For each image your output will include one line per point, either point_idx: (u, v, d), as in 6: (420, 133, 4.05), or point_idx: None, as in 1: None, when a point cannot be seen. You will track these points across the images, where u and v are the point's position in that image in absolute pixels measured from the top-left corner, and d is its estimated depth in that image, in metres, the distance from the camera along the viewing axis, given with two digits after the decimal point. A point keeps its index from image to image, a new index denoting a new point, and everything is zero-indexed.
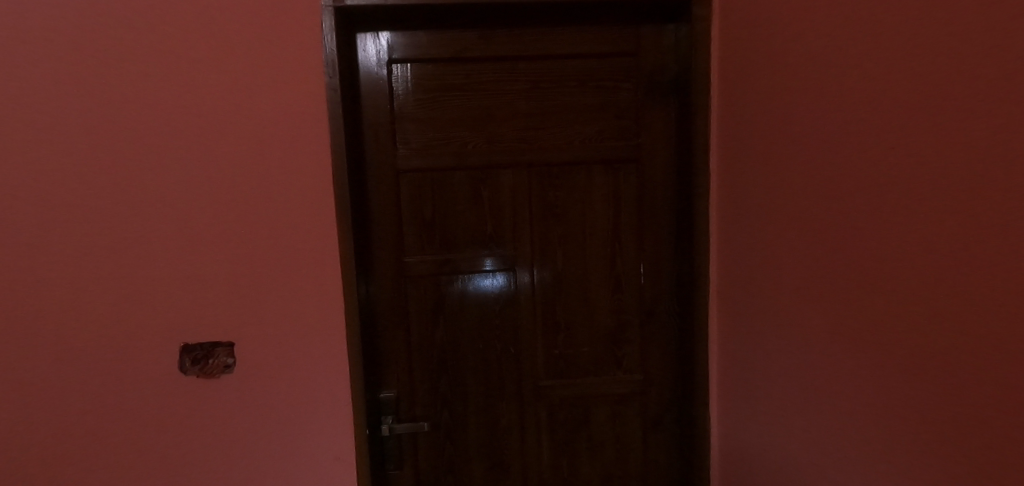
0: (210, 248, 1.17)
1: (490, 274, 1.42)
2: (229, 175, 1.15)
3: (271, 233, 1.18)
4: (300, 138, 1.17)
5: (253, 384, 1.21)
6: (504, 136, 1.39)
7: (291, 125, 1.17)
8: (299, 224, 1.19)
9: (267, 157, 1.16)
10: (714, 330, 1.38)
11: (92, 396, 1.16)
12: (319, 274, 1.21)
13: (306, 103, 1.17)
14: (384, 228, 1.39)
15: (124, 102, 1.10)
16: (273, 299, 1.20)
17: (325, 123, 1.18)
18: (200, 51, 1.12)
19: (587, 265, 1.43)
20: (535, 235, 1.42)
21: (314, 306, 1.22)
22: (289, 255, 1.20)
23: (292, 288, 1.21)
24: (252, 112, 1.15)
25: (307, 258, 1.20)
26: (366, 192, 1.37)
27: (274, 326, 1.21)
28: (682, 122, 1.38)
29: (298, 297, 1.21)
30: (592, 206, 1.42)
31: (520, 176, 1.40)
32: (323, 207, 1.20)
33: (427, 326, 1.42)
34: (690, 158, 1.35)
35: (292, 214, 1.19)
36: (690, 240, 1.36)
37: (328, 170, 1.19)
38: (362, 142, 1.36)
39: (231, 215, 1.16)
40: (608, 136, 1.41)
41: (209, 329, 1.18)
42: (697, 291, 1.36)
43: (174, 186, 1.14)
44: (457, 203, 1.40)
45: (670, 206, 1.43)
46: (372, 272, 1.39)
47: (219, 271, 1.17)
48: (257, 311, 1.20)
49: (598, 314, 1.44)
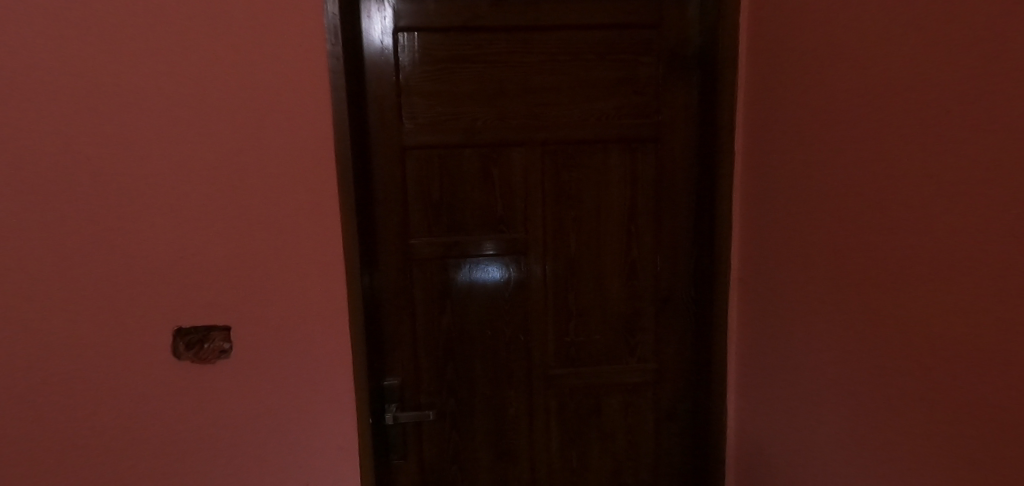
0: (205, 227, 1.09)
1: (499, 258, 1.35)
2: (223, 147, 1.07)
3: (269, 212, 1.11)
4: (298, 109, 1.09)
5: (251, 370, 1.15)
6: (516, 111, 1.31)
7: (289, 93, 1.08)
8: (298, 200, 1.12)
9: (264, 131, 1.08)
10: (734, 319, 1.32)
11: (80, 381, 1.09)
12: (320, 257, 1.14)
13: (305, 72, 1.08)
14: (387, 208, 1.31)
15: (108, 69, 1.01)
16: (272, 282, 1.13)
17: (327, 95, 1.10)
18: (192, 14, 1.03)
19: (601, 249, 1.37)
20: (548, 218, 1.35)
21: (315, 291, 1.15)
22: (287, 234, 1.12)
23: (290, 269, 1.14)
24: (248, 82, 1.06)
25: (306, 237, 1.13)
26: (370, 170, 1.29)
27: (272, 309, 1.14)
28: (706, 99, 1.30)
29: (296, 278, 1.14)
30: (608, 187, 1.35)
31: (533, 154, 1.33)
32: (322, 184, 1.12)
33: (433, 311, 1.36)
34: (712, 136, 1.28)
35: (289, 190, 1.11)
36: (712, 224, 1.30)
37: (328, 147, 1.11)
38: (366, 116, 1.28)
39: (226, 191, 1.09)
40: (626, 114, 1.33)
41: (203, 311, 1.11)
42: (716, 277, 1.30)
43: (164, 159, 1.05)
44: (466, 182, 1.32)
45: (690, 188, 1.36)
46: (376, 255, 1.32)
47: (213, 250, 1.10)
48: (254, 293, 1.13)
49: (612, 301, 1.38)
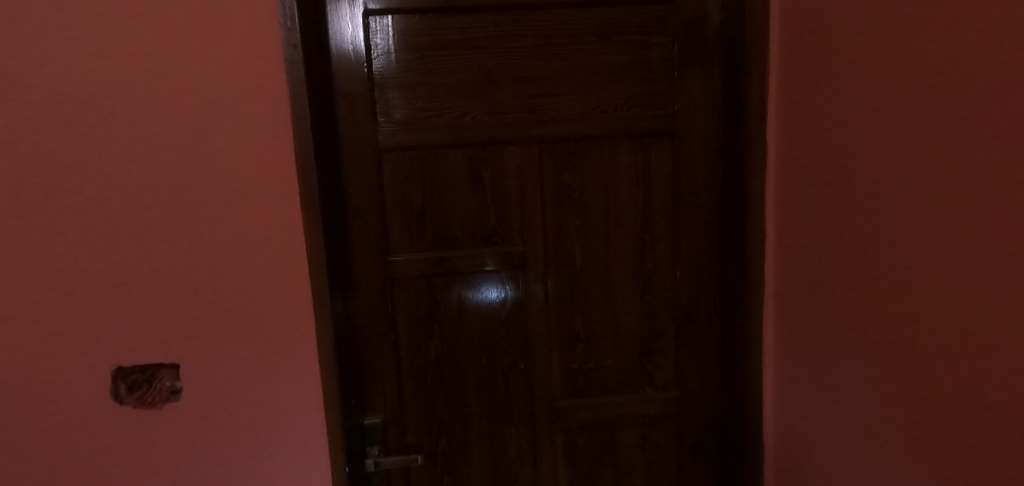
0: (149, 250, 0.96)
1: (494, 275, 1.17)
2: (169, 154, 0.94)
3: (222, 232, 0.98)
4: (251, 107, 0.95)
5: (211, 407, 1.03)
6: (509, 105, 1.13)
7: (241, 90, 0.95)
8: (256, 212, 0.98)
9: (213, 141, 0.95)
10: (769, 340, 1.13)
11: (21, 422, 0.98)
12: (281, 281, 1.01)
13: (256, 72, 0.95)
14: (362, 220, 1.14)
15: (31, 74, 0.88)
16: (228, 310, 1.01)
17: (283, 95, 0.96)
18: (124, 8, 0.89)
19: (611, 262, 1.18)
20: (549, 227, 1.17)
21: (277, 319, 1.02)
22: (246, 250, 0.99)
23: (252, 289, 1.00)
24: (193, 85, 0.93)
25: (267, 254, 1.00)
26: (341, 177, 1.12)
27: (232, 335, 1.02)
28: (730, 84, 1.11)
29: (258, 299, 1.01)
30: (617, 190, 1.17)
31: (529, 154, 1.15)
32: (281, 198, 0.99)
33: (419, 338, 1.18)
34: (739, 128, 1.09)
35: (246, 201, 0.98)
36: (741, 230, 1.11)
37: (287, 156, 0.98)
38: (335, 115, 1.10)
39: (175, 204, 0.96)
40: (637, 104, 1.15)
41: (155, 339, 0.99)
42: (747, 292, 1.11)
43: (98, 174, 0.93)
44: (453, 188, 1.15)
45: (714, 188, 1.17)
46: (352, 276, 1.14)
47: (164, 271, 0.98)
48: (213, 317, 1.00)
49: (624, 321, 1.20)
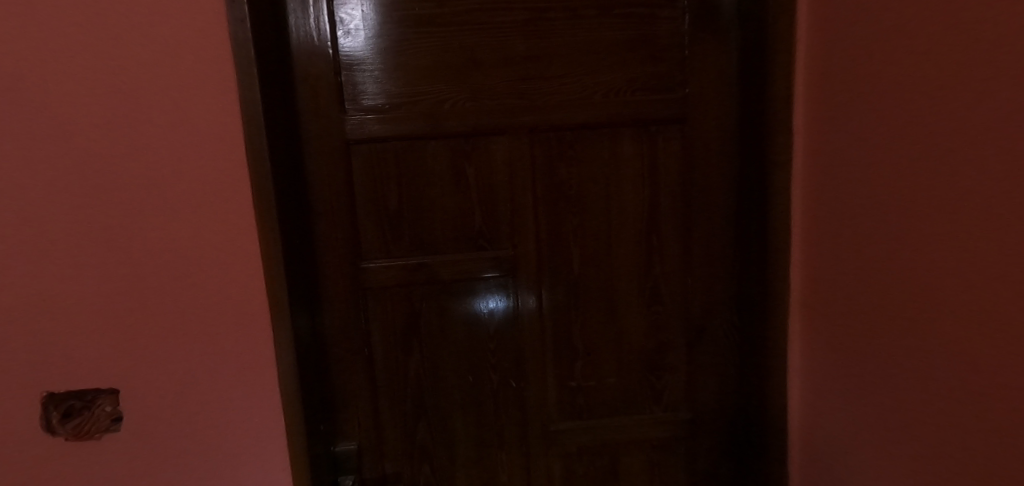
0: (75, 262, 0.83)
1: (480, 284, 1.04)
2: (96, 149, 0.80)
3: (161, 241, 0.84)
4: (192, 94, 0.81)
5: (153, 441, 0.89)
6: (495, 89, 0.99)
7: (179, 72, 0.80)
8: (202, 215, 0.84)
9: (146, 134, 0.81)
10: (794, 359, 0.97)
11: None
12: (232, 296, 0.87)
13: (193, 53, 0.80)
14: (329, 223, 1.00)
15: None
16: (171, 330, 0.87)
17: (226, 80, 0.82)
18: None
19: (613, 267, 1.05)
20: (542, 229, 1.03)
21: (229, 340, 0.89)
22: (192, 260, 0.85)
23: (199, 305, 0.87)
24: (120, 68, 0.79)
25: (214, 265, 0.86)
26: (303, 174, 0.98)
27: (179, 358, 0.88)
28: (750, 61, 0.96)
29: (207, 317, 0.87)
30: (619, 186, 1.03)
31: (519, 146, 1.01)
32: (228, 200, 0.85)
33: (396, 355, 1.04)
34: (761, 111, 0.93)
35: (189, 203, 0.84)
36: (764, 231, 0.95)
37: (234, 151, 0.84)
38: (295, 103, 0.97)
39: (104, 207, 0.82)
40: (642, 87, 1.00)
41: (85, 364, 0.85)
42: (770, 304, 0.96)
43: (11, 174, 0.79)
44: (432, 185, 1.01)
45: (730, 183, 1.02)
46: (319, 286, 1.01)
47: (96, 287, 0.84)
48: (155, 338, 0.87)
49: (628, 334, 1.06)
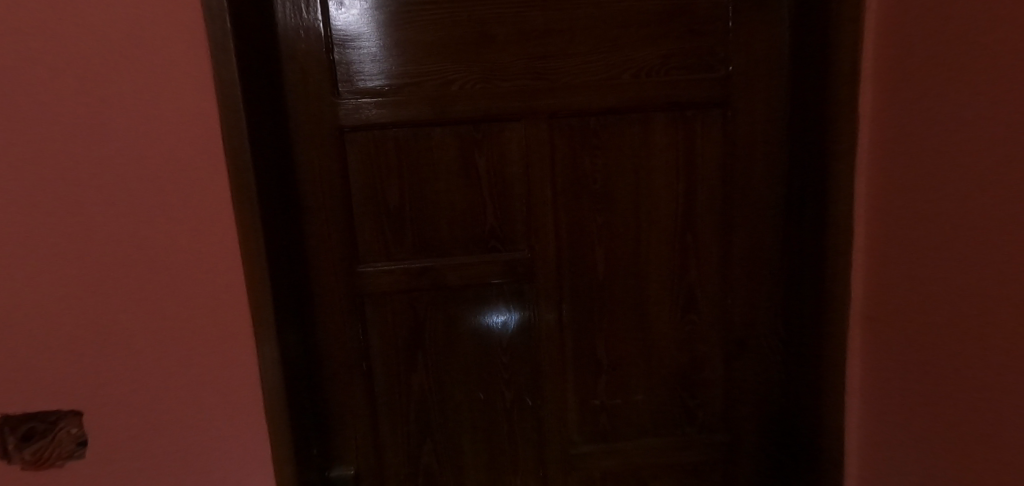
0: (22, 274, 0.71)
1: (492, 290, 0.92)
2: (38, 140, 0.67)
3: (121, 249, 0.71)
4: (150, 72, 0.68)
5: (121, 475, 0.78)
6: (510, 68, 0.87)
7: (135, 47, 0.67)
8: (169, 217, 0.72)
9: (99, 124, 0.68)
10: (854, 381, 0.84)
11: None
12: (207, 312, 0.75)
13: (151, 25, 0.67)
14: (321, 222, 0.88)
15: None
16: (137, 351, 0.75)
17: (192, 57, 0.68)
18: None
19: (642, 272, 0.92)
20: (563, 227, 0.91)
21: (205, 362, 0.76)
22: (158, 270, 0.73)
23: (168, 321, 0.74)
24: (63, 44, 0.66)
25: (186, 277, 0.73)
26: (290, 166, 0.86)
27: (146, 382, 0.76)
28: (804, 34, 0.82)
29: (178, 334, 0.75)
30: (650, 178, 0.90)
31: (537, 133, 0.88)
32: (198, 201, 0.72)
33: (399, 370, 0.93)
34: (820, 93, 0.80)
35: (154, 202, 0.71)
36: (822, 233, 0.82)
37: (203, 143, 0.70)
38: (280, 85, 0.84)
39: (54, 209, 0.69)
40: (678, 67, 0.87)
41: (39, 391, 0.74)
42: (827, 317, 0.82)
43: None
44: (438, 178, 0.89)
45: (778, 176, 0.89)
46: (312, 294, 0.90)
47: (47, 300, 0.72)
48: (117, 359, 0.74)
49: (659, 346, 0.94)
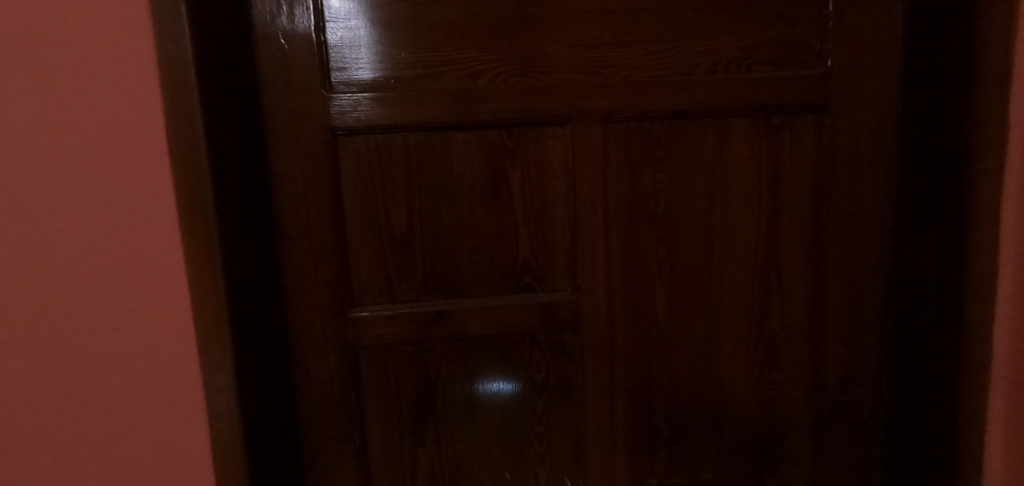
0: None
1: (523, 341, 0.72)
2: None
3: (46, 278, 0.54)
4: (78, 62, 0.52)
5: None
6: (554, 57, 0.68)
7: (58, 30, 0.51)
8: (103, 245, 0.54)
9: (22, 111, 0.52)
10: (994, 463, 0.64)
11: None
12: (154, 363, 0.57)
13: None
14: (302, 252, 0.69)
15: None
16: (61, 414, 0.56)
17: (147, 29, 0.53)
18: None
19: (712, 317, 0.73)
20: (615, 261, 0.71)
21: (150, 428, 0.58)
22: (89, 314, 0.55)
23: (100, 381, 0.56)
24: None
25: (129, 316, 0.56)
26: (262, 181, 0.67)
27: (66, 462, 0.57)
28: (929, 22, 0.65)
29: (111, 399, 0.57)
30: (726, 201, 0.72)
31: (586, 141, 0.69)
32: (149, 216, 0.55)
33: (402, 442, 0.73)
34: (956, 93, 0.62)
35: (81, 229, 0.54)
36: (951, 274, 0.64)
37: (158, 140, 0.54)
38: (253, 75, 0.65)
39: None
40: (764, 61, 0.69)
41: None
42: (954, 382, 0.64)
43: None
44: (458, 197, 0.69)
45: (886, 199, 0.71)
46: (294, 345, 0.70)
47: None
48: (26, 439, 0.56)
49: (733, 412, 0.75)
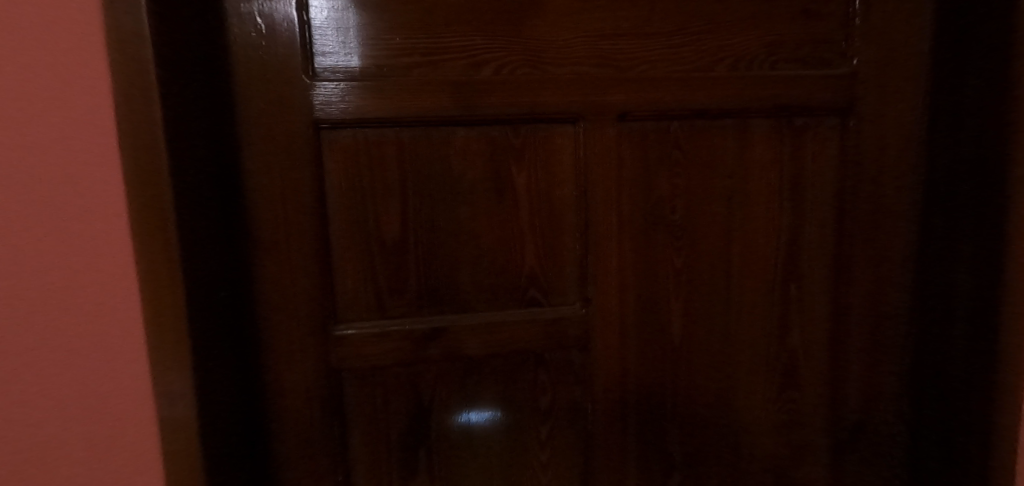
0: None
1: (528, 362, 0.65)
2: None
3: None
4: (3, 33, 0.43)
5: None
6: (565, 47, 0.62)
7: None
8: (37, 250, 0.46)
9: None
10: None
11: None
12: (98, 391, 0.48)
13: None
14: (278, 262, 0.60)
15: None
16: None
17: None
18: None
19: (730, 334, 0.68)
20: (628, 274, 0.65)
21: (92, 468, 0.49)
22: (21, 332, 0.46)
23: (34, 411, 0.48)
24: None
25: (69, 335, 0.47)
26: (232, 180, 0.58)
27: None
28: (963, 21, 0.61)
29: (48, 432, 0.48)
30: (745, 208, 0.67)
31: (599, 141, 0.63)
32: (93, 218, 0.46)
33: (391, 475, 0.65)
34: (993, 96, 0.58)
35: (10, 232, 0.45)
36: (985, 289, 0.60)
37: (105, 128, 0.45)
38: (221, 57, 0.57)
39: None
40: (788, 58, 0.65)
41: None
42: (988, 405, 0.60)
43: None
44: (457, 201, 0.62)
45: (910, 208, 0.67)
46: (268, 367, 0.61)
47: None
48: None
49: (749, 434, 0.70)
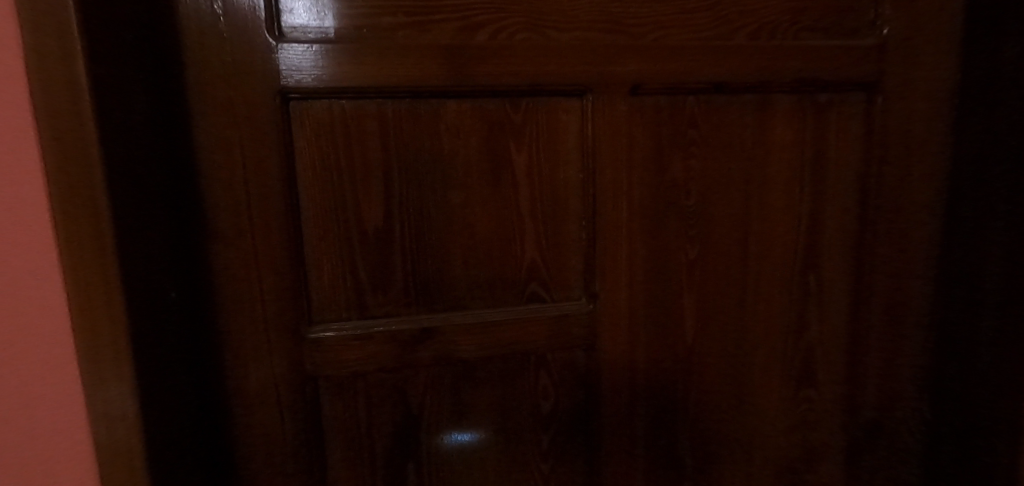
0: None
1: (528, 363, 0.58)
2: None
3: None
4: None
5: None
6: (572, 8, 0.54)
7: None
8: None
9: None
10: None
11: None
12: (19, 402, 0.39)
13: None
14: (240, 255, 0.52)
15: None
16: None
17: None
18: None
19: (746, 330, 0.63)
20: (638, 264, 0.59)
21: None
22: None
23: None
24: None
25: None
26: (183, 159, 0.49)
27: None
28: None
29: None
30: (765, 193, 0.61)
31: (608, 116, 0.56)
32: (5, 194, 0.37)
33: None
34: None
35: None
36: (1020, 280, 0.55)
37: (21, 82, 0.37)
38: (166, 11, 0.48)
39: None
40: (814, 27, 0.59)
41: None
42: (1020, 404, 0.56)
43: None
44: (449, 185, 0.55)
45: (937, 193, 0.63)
46: (233, 373, 0.53)
47: None
48: None
49: (764, 435, 0.65)
